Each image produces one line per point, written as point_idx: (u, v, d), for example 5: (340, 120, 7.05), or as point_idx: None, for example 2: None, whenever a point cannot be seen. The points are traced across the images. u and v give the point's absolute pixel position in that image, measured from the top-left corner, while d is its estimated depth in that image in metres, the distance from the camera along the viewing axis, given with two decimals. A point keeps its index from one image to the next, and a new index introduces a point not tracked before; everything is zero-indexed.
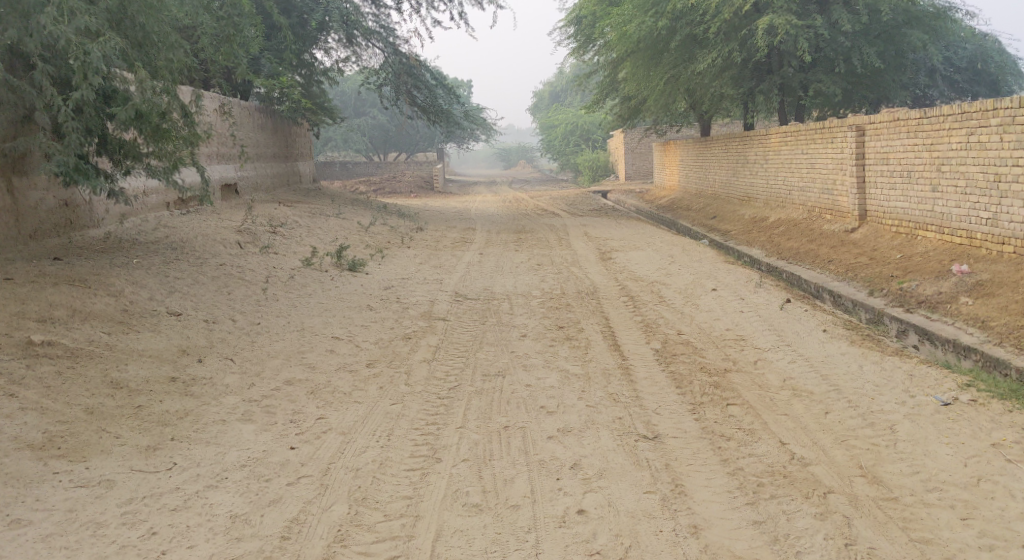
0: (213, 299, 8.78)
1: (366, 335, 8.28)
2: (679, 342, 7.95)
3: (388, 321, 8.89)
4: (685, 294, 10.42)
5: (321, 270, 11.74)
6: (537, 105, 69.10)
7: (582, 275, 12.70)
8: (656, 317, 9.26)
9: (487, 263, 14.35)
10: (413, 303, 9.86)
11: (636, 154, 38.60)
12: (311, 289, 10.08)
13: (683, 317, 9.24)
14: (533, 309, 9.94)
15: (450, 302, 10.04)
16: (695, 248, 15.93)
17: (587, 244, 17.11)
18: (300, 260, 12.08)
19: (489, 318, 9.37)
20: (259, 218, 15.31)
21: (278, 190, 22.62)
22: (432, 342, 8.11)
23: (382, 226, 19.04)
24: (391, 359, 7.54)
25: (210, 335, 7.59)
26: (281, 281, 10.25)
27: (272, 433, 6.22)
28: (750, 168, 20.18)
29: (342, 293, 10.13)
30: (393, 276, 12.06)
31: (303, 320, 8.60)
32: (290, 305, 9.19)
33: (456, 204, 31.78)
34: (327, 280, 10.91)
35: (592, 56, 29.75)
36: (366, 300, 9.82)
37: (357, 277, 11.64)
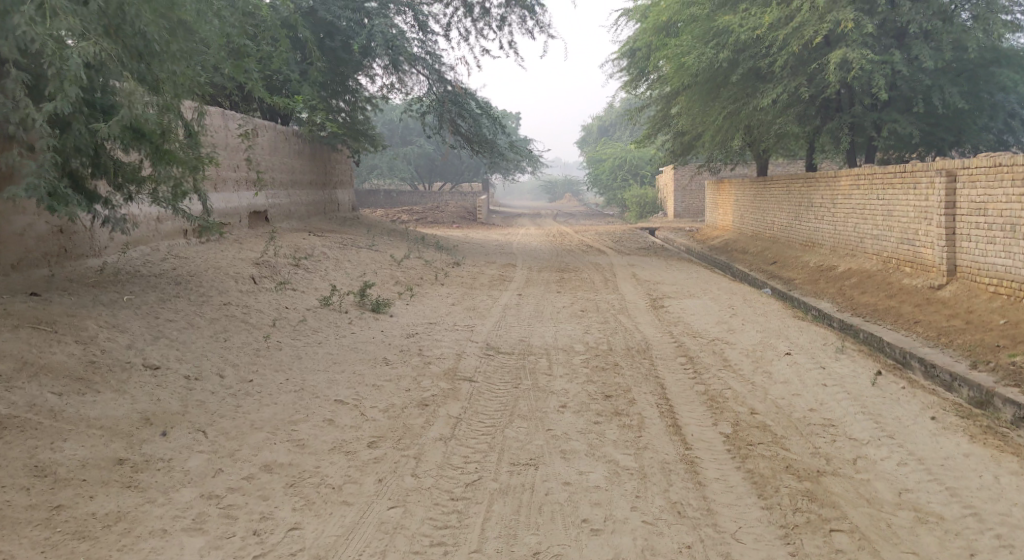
0: (204, 349, 7.50)
1: (378, 400, 6.95)
2: (754, 428, 6.66)
3: (405, 381, 7.56)
4: (754, 358, 8.99)
5: (340, 310, 10.48)
6: (586, 138, 67.91)
7: (631, 325, 11.33)
8: (720, 386, 7.88)
9: (527, 307, 13.04)
10: (440, 356, 8.58)
11: (686, 191, 37.16)
12: (325, 336, 8.87)
13: (753, 388, 7.83)
14: (576, 368, 8.56)
15: (479, 357, 8.69)
16: (757, 297, 14.45)
17: (638, 288, 15.71)
18: (317, 299, 10.83)
19: (525, 379, 8.06)
20: (282, 248, 14.17)
21: (313, 218, 21.56)
22: (452, 413, 6.77)
23: (417, 259, 17.83)
24: (399, 437, 6.30)
25: (185, 398, 6.45)
26: (293, 325, 9.03)
27: (224, 554, 5.08)
28: (814, 211, 18.71)
29: (359, 341, 8.89)
30: (421, 320, 10.84)
31: (304, 376, 7.32)
32: (295, 355, 7.95)
33: (498, 237, 30.55)
34: (345, 324, 9.70)
35: (645, 89, 28.45)
36: (385, 350, 8.56)
37: (381, 320, 10.44)
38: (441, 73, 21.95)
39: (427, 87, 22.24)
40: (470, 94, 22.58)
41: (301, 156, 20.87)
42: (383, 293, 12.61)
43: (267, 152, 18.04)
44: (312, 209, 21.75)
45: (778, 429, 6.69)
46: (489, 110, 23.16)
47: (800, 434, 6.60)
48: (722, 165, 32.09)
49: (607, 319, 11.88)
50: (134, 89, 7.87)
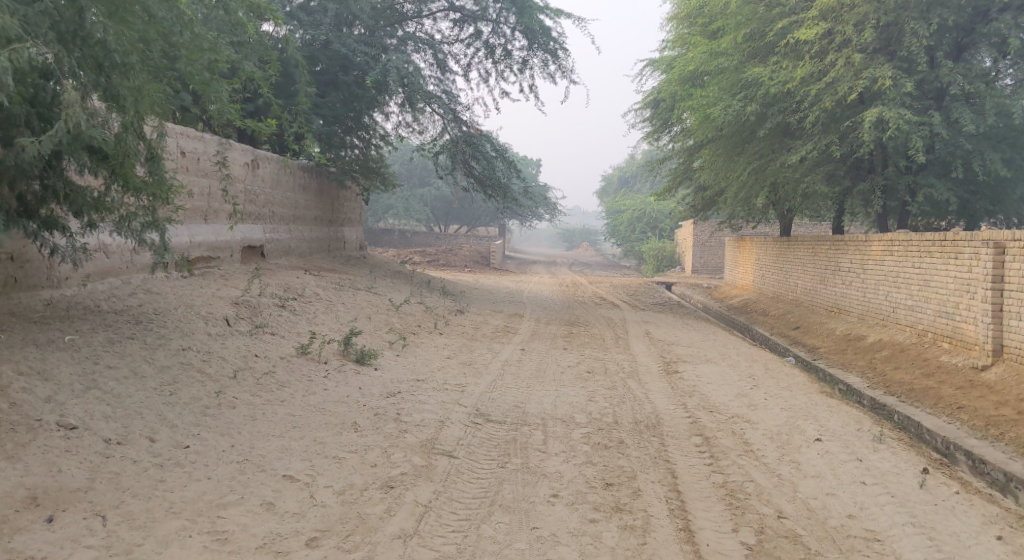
0: (135, 408, 6.80)
1: (335, 477, 6.52)
2: (782, 536, 6.13)
3: (376, 468, 6.61)
4: (779, 442, 7.86)
5: (318, 361, 9.46)
6: (606, 187, 67.00)
7: (640, 392, 10.25)
8: (740, 481, 6.80)
9: (528, 364, 12.02)
10: (418, 421, 7.53)
11: (705, 247, 36.14)
12: (292, 393, 7.80)
13: (777, 485, 6.78)
14: (573, 445, 7.44)
15: (465, 427, 7.59)
16: (780, 366, 13.35)
17: (653, 349, 14.62)
18: (295, 346, 9.79)
19: (514, 459, 7.01)
20: (271, 286, 13.21)
21: (316, 256, 20.62)
22: (420, 500, 6.36)
23: (417, 304, 16.83)
24: (350, 531, 6.03)
25: (92, 472, 6.18)
26: (259, 378, 8.04)
27: None
28: (840, 275, 17.70)
29: (331, 400, 7.83)
30: (406, 374, 9.81)
31: (254, 450, 6.71)
32: (251, 415, 7.16)
33: (510, 284, 29.55)
34: (320, 379, 8.69)
35: (668, 141, 27.56)
36: (357, 411, 7.55)
37: (362, 372, 9.43)
38: (455, 112, 21.14)
39: (442, 127, 21.44)
40: (486, 136, 21.72)
41: (307, 191, 19.96)
42: (371, 341, 11.61)
43: (268, 185, 17.11)
44: (315, 247, 20.80)
45: (809, 539, 6.14)
46: (504, 152, 22.28)
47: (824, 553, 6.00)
48: (745, 221, 31.03)
49: (617, 385, 10.82)
50: (73, 97, 6.89)
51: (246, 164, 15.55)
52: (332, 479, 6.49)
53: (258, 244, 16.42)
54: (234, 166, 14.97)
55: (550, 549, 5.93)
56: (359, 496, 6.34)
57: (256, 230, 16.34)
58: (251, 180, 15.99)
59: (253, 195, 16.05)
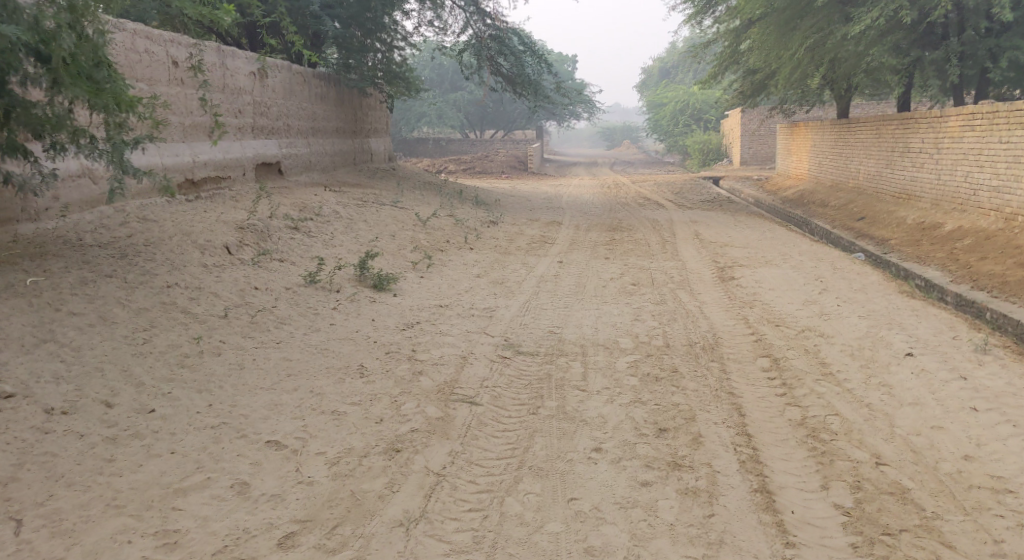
0: (92, 369, 6.03)
1: (330, 441, 5.77)
2: (885, 495, 5.31)
3: (376, 434, 5.87)
4: (862, 362, 6.81)
5: (329, 290, 8.45)
6: (646, 80, 64.49)
7: (692, 305, 9.14)
8: (817, 422, 5.96)
9: (567, 278, 10.95)
10: (436, 360, 6.80)
11: (753, 136, 34.43)
12: (292, 337, 7.05)
13: (869, 422, 5.98)
14: (619, 386, 6.44)
15: (491, 366, 6.76)
16: (848, 264, 12.11)
17: (705, 253, 13.40)
18: (303, 275, 8.78)
19: (546, 404, 6.22)
20: (285, 206, 12.14)
21: (340, 171, 19.46)
22: (432, 468, 5.58)
23: (447, 217, 15.71)
24: (347, 511, 5.22)
25: (26, 453, 5.33)
26: (259, 316, 7.21)
27: None
28: (911, 158, 17.40)
29: (333, 342, 7.04)
30: (425, 301, 8.78)
31: (239, 417, 5.92)
32: (238, 364, 6.49)
33: (549, 188, 28.27)
34: (331, 312, 7.71)
35: (713, 23, 25.82)
36: (366, 352, 6.87)
37: (379, 301, 8.44)
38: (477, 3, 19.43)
39: (465, 22, 19.80)
40: (511, 28, 20.08)
41: (325, 100, 18.69)
42: (391, 263, 10.57)
43: (281, 95, 15.90)
44: (339, 160, 19.62)
45: (921, 496, 5.30)
46: (532, 45, 20.57)
47: (943, 515, 5.16)
48: (797, 106, 29.21)
49: (668, 297, 9.74)
50: None
51: (252, 73, 14.32)
52: (327, 443, 5.75)
53: (274, 161, 15.30)
54: (238, 75, 13.74)
55: (591, 532, 5.06)
56: (358, 465, 5.57)
57: (271, 147, 15.21)
58: (260, 90, 14.79)
59: (263, 108, 14.89)
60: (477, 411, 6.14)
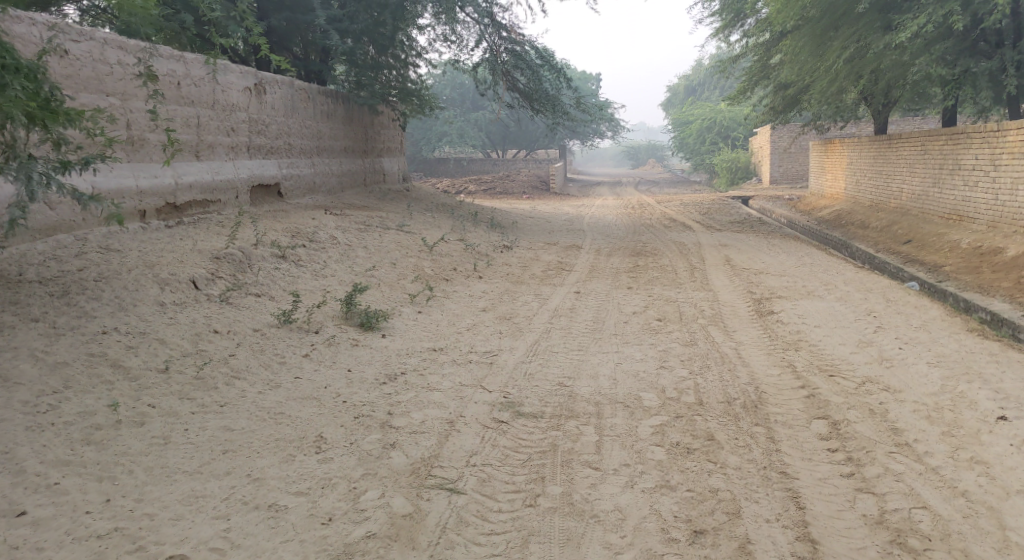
0: None
1: (256, 553, 5.15)
2: None
3: (311, 542, 5.22)
4: (948, 430, 6.00)
5: (303, 339, 7.32)
6: (671, 97, 63.18)
7: (728, 348, 8.01)
8: (902, 522, 5.25)
9: (585, 312, 9.86)
10: (415, 428, 6.16)
11: (783, 154, 33.16)
12: (248, 397, 6.41)
13: (969, 519, 5.28)
14: (631, 464, 5.76)
15: (480, 438, 6.07)
16: (898, 294, 10.92)
17: (738, 283, 12.25)
18: (276, 313, 7.71)
19: (551, 490, 5.58)
20: (275, 231, 11.07)
21: (348, 192, 18.41)
22: None
23: (458, 242, 14.64)
24: None
25: None
26: (204, 370, 6.60)
27: None
28: (963, 176, 16.32)
29: (285, 403, 6.38)
30: (415, 343, 7.67)
31: (142, 517, 5.31)
32: (161, 437, 5.91)
33: (572, 209, 27.11)
34: (303, 365, 6.93)
35: (742, 37, 24.71)
36: (331, 417, 6.24)
37: (362, 345, 7.44)
38: (492, 15, 18.34)
39: (479, 36, 18.72)
40: (528, 41, 18.97)
41: (332, 118, 17.62)
42: (385, 294, 9.53)
43: (281, 112, 14.80)
44: (347, 181, 18.51)
45: None
46: (550, 58, 19.40)
47: None
48: (830, 122, 27.95)
49: (702, 337, 8.57)
50: None
51: (246, 89, 13.21)
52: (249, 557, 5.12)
53: (272, 181, 14.21)
54: (230, 91, 12.63)
55: None
56: None
57: (269, 167, 14.12)
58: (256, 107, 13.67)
59: (260, 125, 13.78)
60: (456, 502, 5.48)
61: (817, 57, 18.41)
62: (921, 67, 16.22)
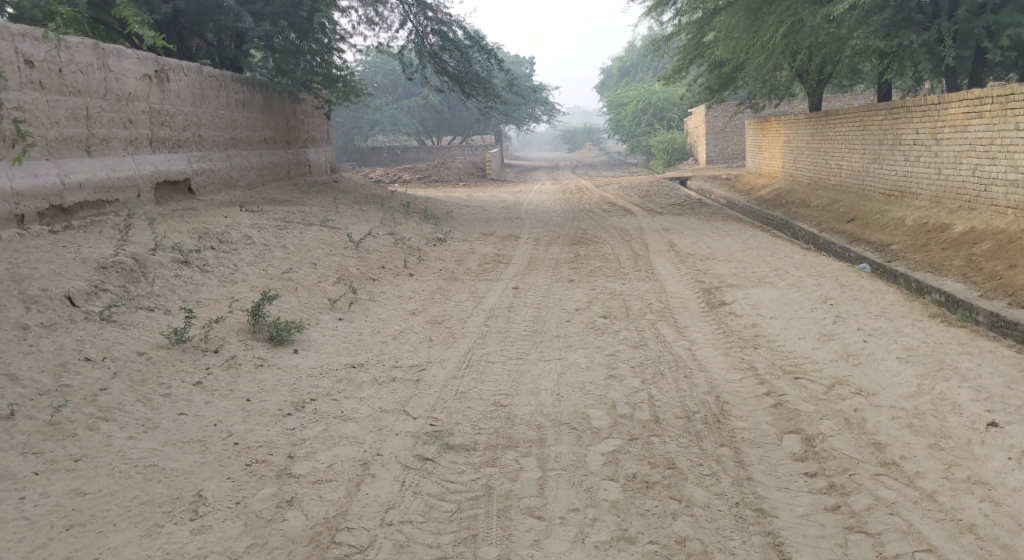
0: None
1: None
2: None
3: None
4: (940, 452, 5.51)
5: (196, 364, 6.53)
6: (605, 80, 62.67)
7: (681, 348, 7.27)
8: None
9: (523, 311, 9.05)
10: (319, 476, 5.43)
11: (718, 134, 32.74)
12: (114, 446, 5.57)
13: None
14: (587, 511, 5.12)
15: (398, 486, 5.34)
16: (852, 278, 10.30)
17: (686, 272, 11.56)
18: (165, 330, 6.88)
19: (488, 549, 4.89)
20: (178, 233, 10.06)
21: (270, 185, 17.30)
22: None
23: (387, 236, 13.69)
24: None
25: None
26: (61, 413, 5.73)
27: None
28: (904, 151, 15.81)
29: (161, 450, 5.59)
30: (329, 361, 6.86)
31: None
32: None
33: (509, 196, 26.30)
34: (192, 397, 6.14)
35: (674, 16, 24.14)
36: (212, 470, 5.44)
37: (267, 367, 6.64)
38: None
39: (403, 15, 17.79)
40: (455, 21, 18.02)
41: (248, 107, 16.49)
42: (296, 301, 8.56)
43: (189, 102, 13.73)
44: (268, 173, 17.44)
45: None
46: (478, 37, 18.51)
47: None
48: (766, 100, 27.53)
49: (652, 336, 7.82)
50: None
51: (146, 77, 12.24)
52: None
53: (181, 177, 13.19)
54: (127, 79, 11.69)
55: None
56: None
57: (177, 161, 13.08)
58: (159, 96, 12.69)
59: (164, 116, 12.75)
60: None
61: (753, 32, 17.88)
62: (858, 41, 15.70)
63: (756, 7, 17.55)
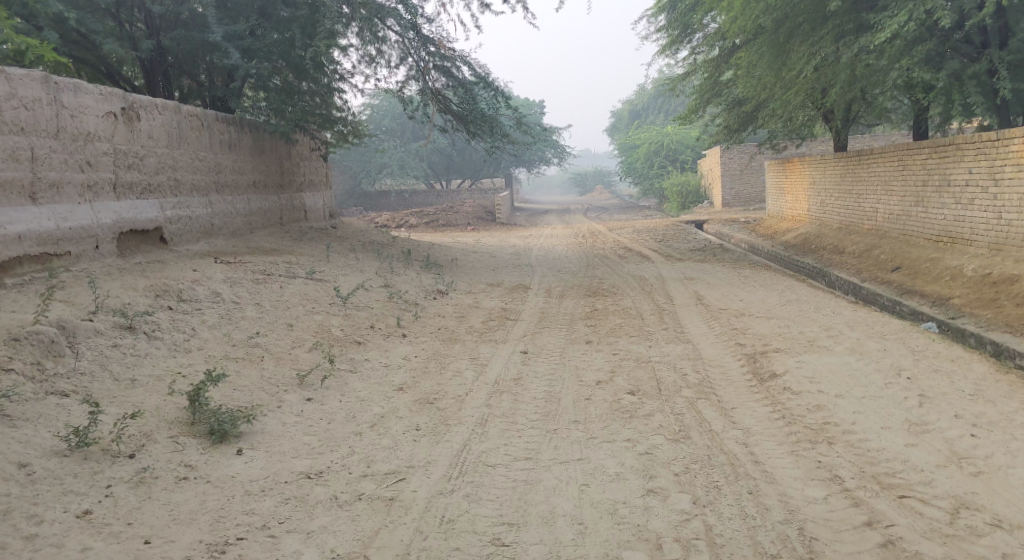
0: None
1: None
2: None
3: None
4: None
5: (98, 478, 5.58)
6: (616, 122, 61.39)
7: (735, 446, 6.00)
8: None
9: (533, 384, 7.55)
10: None
11: (733, 176, 31.33)
12: None
13: None
14: None
15: None
16: (920, 341, 8.76)
17: (721, 331, 10.04)
18: (66, 430, 5.87)
19: None
20: (131, 292, 8.62)
21: (259, 232, 15.81)
22: None
23: (381, 289, 12.22)
24: None
25: None
26: None
27: None
28: (955, 194, 14.42)
29: None
30: (280, 471, 5.81)
31: None
32: None
33: (518, 241, 24.90)
34: (68, 537, 5.18)
35: (690, 53, 22.89)
36: None
37: (190, 480, 5.67)
38: (417, 27, 16.03)
39: (403, 51, 16.43)
40: (459, 56, 16.65)
41: (235, 149, 15.01)
42: (254, 377, 7.10)
43: (163, 143, 12.20)
44: (258, 221, 15.92)
45: None
46: (484, 74, 17.14)
47: None
48: (787, 140, 26.13)
49: (699, 426, 6.29)
50: None
51: (112, 115, 10.68)
52: None
53: (152, 226, 11.71)
54: (86, 116, 10.28)
55: None
56: None
57: (148, 209, 11.59)
58: (128, 137, 11.13)
59: (132, 158, 11.22)
60: None
61: (780, 66, 16.58)
62: (900, 73, 14.22)
63: (783, 40, 16.21)
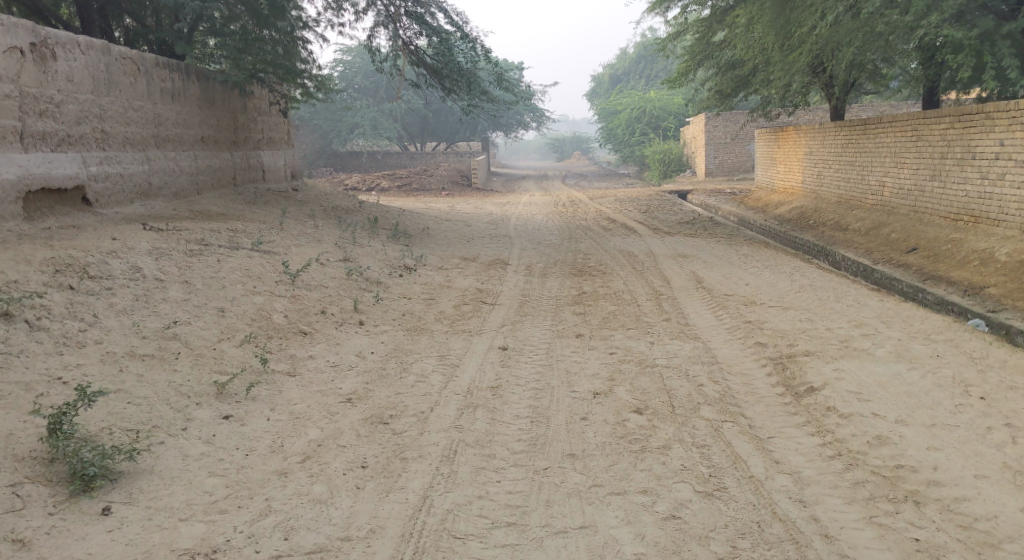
0: None
1: None
2: None
3: None
4: None
5: None
6: (597, 86, 59.48)
7: (793, 510, 4.77)
8: None
9: (516, 397, 6.11)
10: None
11: (719, 145, 29.82)
12: None
13: None
14: None
15: None
16: (975, 345, 7.37)
17: (733, 324, 8.58)
18: None
19: None
20: (23, 268, 7.01)
21: (208, 193, 14.01)
22: None
23: (339, 264, 10.63)
24: None
25: None
26: None
27: None
28: (982, 168, 13.21)
29: None
30: (154, 548, 4.49)
31: None
32: None
33: (494, 208, 23.32)
34: None
35: (680, 12, 21.24)
36: None
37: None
38: None
39: None
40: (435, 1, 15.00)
41: (180, 99, 13.21)
42: (159, 384, 5.70)
43: (87, 88, 10.48)
44: (206, 180, 14.08)
45: None
46: (460, 22, 15.48)
47: None
48: (779, 108, 24.66)
49: (740, 483, 4.99)
50: None
51: (16, 50, 9.27)
52: None
53: (71, 184, 10.05)
54: None
55: None
56: None
57: (66, 163, 9.94)
58: (38, 77, 9.59)
59: (45, 104, 9.64)
60: None
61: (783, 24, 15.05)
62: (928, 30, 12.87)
63: None
